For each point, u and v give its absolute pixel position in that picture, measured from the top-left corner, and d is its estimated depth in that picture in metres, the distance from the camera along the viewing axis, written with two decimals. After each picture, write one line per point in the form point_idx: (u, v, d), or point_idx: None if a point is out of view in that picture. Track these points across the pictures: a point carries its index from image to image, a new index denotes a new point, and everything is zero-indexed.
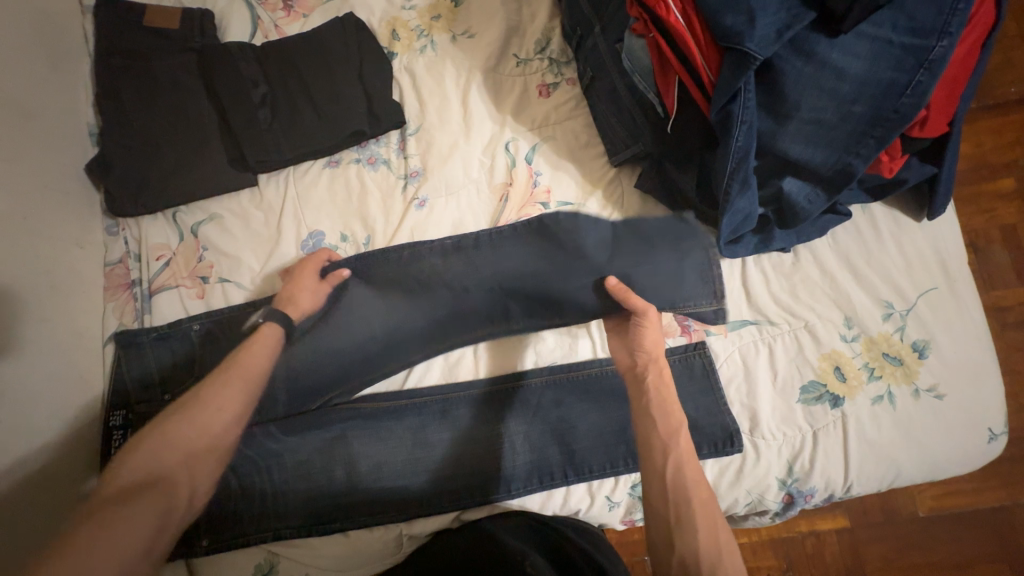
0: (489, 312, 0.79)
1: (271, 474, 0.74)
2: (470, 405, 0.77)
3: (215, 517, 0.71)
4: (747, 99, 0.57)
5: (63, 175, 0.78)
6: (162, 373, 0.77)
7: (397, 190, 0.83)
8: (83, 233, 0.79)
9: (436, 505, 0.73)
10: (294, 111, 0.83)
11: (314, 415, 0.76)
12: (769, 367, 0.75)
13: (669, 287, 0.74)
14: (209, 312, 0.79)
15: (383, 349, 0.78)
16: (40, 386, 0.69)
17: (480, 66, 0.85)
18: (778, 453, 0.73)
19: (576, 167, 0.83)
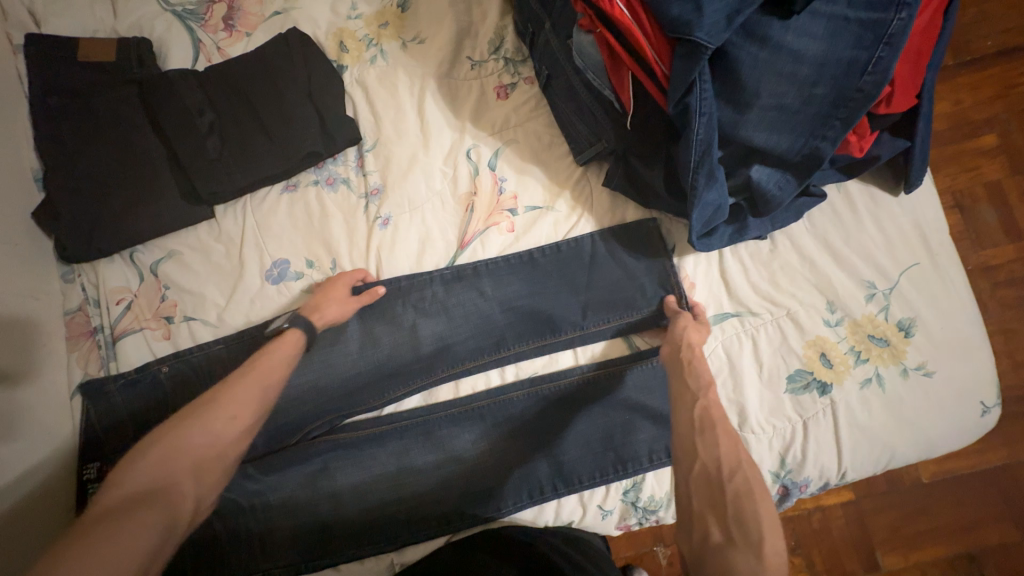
0: (464, 329, 0.77)
1: (254, 516, 0.72)
2: (455, 422, 0.76)
3: (203, 562, 0.70)
4: (703, 90, 0.55)
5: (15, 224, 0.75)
6: (134, 420, 0.75)
7: (359, 210, 0.80)
8: (42, 281, 0.77)
9: (427, 530, 0.72)
10: (244, 136, 0.79)
11: (294, 450, 0.74)
12: (754, 358, 0.73)
13: (635, 291, 0.77)
14: (177, 354, 0.77)
15: (358, 376, 0.76)
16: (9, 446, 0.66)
17: (434, 71, 0.81)
18: (768, 446, 0.71)
19: (541, 169, 0.80)
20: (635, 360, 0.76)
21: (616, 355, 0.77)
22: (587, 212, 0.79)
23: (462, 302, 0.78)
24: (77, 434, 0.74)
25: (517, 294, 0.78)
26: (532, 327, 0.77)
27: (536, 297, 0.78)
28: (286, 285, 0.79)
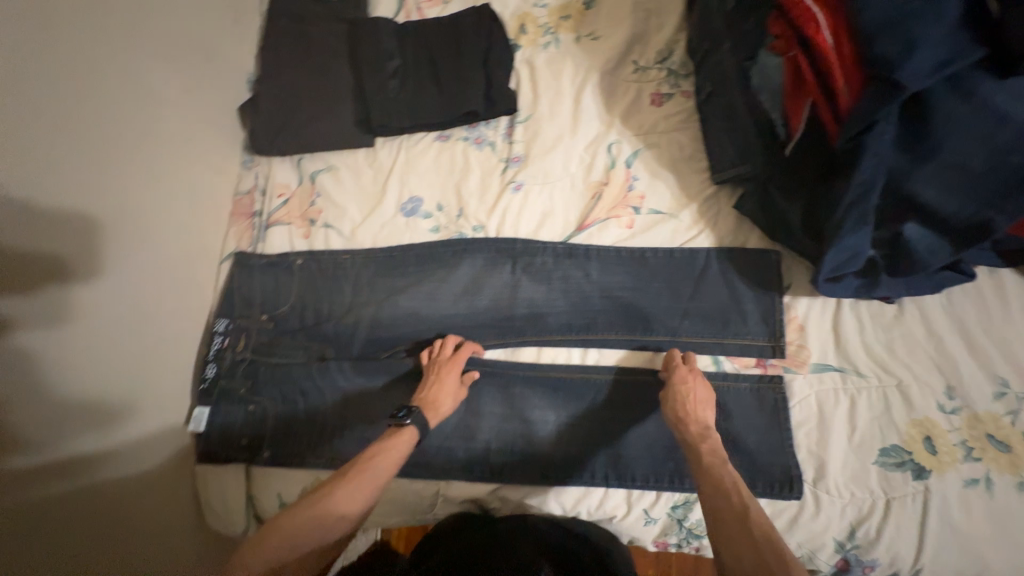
0: (566, 302, 0.81)
1: (336, 405, 0.80)
2: (528, 386, 0.79)
3: (280, 434, 0.80)
4: (883, 131, 0.55)
5: (155, 116, 0.77)
6: (264, 296, 0.86)
7: (497, 171, 0.87)
8: (171, 176, 0.80)
9: (478, 473, 0.76)
10: (419, 84, 0.90)
11: (379, 362, 0.81)
12: (847, 418, 0.70)
13: (734, 316, 0.77)
14: (312, 252, 0.88)
15: (459, 316, 0.82)
16: (172, 293, 0.79)
17: (600, 68, 0.87)
18: (841, 512, 0.68)
19: (674, 178, 0.82)
20: (722, 384, 0.75)
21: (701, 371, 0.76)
22: (708, 229, 0.80)
23: (567, 278, 0.82)
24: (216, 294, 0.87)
25: (621, 287, 0.80)
26: (624, 321, 0.79)
27: (638, 291, 0.80)
28: (414, 221, 0.88)
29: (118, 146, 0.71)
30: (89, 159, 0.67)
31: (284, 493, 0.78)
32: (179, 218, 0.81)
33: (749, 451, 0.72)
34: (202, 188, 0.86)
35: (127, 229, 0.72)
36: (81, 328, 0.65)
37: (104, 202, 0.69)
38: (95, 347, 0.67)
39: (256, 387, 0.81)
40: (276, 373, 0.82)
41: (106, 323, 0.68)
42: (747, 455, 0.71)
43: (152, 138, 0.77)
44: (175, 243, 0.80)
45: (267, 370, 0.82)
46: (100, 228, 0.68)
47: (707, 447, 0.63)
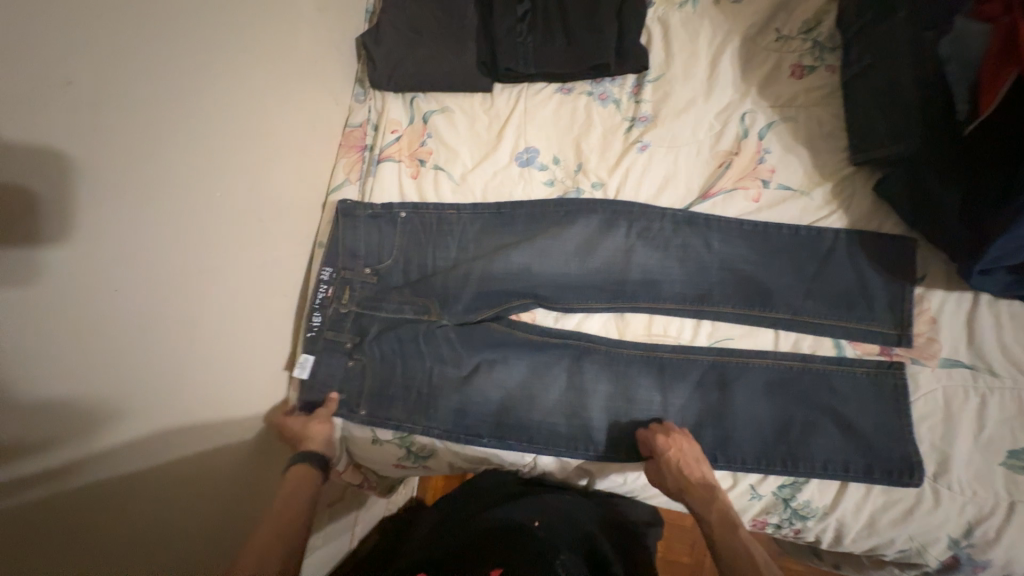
0: (680, 282, 0.79)
1: (441, 363, 0.80)
2: (631, 364, 0.78)
3: (378, 390, 0.79)
4: None
5: (199, 50, 0.62)
6: (367, 249, 0.84)
7: (621, 129, 0.85)
8: (220, 124, 0.66)
9: (582, 452, 0.76)
10: (547, 31, 0.87)
11: (481, 318, 0.82)
12: (976, 417, 0.68)
13: (852, 300, 0.74)
14: (416, 205, 0.85)
15: (570, 288, 0.81)
16: (277, 219, 0.78)
17: (741, 32, 0.84)
18: (960, 509, 0.66)
19: (810, 154, 0.79)
20: (842, 371, 0.73)
21: (809, 353, 0.75)
22: (842, 210, 0.77)
23: (685, 246, 0.80)
24: (320, 238, 0.87)
25: (738, 263, 0.78)
26: (738, 295, 0.77)
27: (760, 263, 0.77)
28: (530, 171, 0.85)
29: (154, 83, 0.56)
30: (113, 97, 0.52)
31: (379, 428, 0.79)
32: (292, 147, 0.80)
33: (866, 438, 0.70)
34: (254, 141, 0.72)
35: (161, 186, 0.58)
36: (89, 317, 0.51)
37: (132, 154, 0.54)
38: (116, 334, 0.54)
39: (361, 342, 0.81)
40: (382, 321, 0.82)
41: (128, 303, 0.55)
42: (865, 440, 0.70)
43: (196, 77, 0.62)
44: (218, 205, 0.66)
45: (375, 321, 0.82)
46: (125, 183, 0.53)
47: (718, 511, 0.64)
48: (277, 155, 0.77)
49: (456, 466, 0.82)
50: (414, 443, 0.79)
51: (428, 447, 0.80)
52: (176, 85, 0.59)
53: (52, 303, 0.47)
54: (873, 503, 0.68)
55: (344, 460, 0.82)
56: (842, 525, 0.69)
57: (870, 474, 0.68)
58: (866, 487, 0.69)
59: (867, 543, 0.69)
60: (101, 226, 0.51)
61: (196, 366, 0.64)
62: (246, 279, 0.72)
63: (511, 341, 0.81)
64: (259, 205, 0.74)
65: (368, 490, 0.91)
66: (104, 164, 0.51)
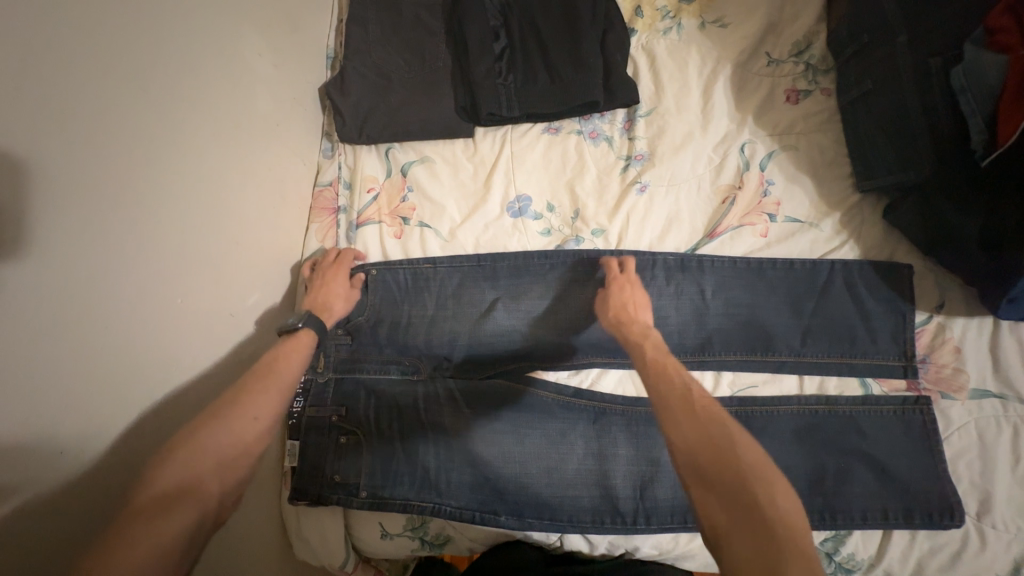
0: (682, 329, 0.75)
1: (442, 435, 0.72)
2: (640, 424, 0.74)
3: (375, 477, 0.71)
4: None
5: (145, 137, 0.52)
6: None
7: (616, 169, 0.80)
8: (172, 219, 0.56)
9: (609, 525, 0.70)
10: (529, 69, 0.80)
11: (480, 375, 0.76)
12: (1011, 449, 0.65)
13: (865, 338, 0.71)
14: (388, 262, 0.77)
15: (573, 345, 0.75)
16: (253, 307, 0.69)
17: (731, 59, 0.80)
18: (1006, 548, 0.64)
19: (814, 183, 0.76)
20: (866, 408, 0.70)
21: (834, 394, 0.71)
22: (853, 240, 0.74)
23: (681, 293, 0.75)
24: None
25: (740, 303, 0.74)
26: (745, 341, 0.73)
27: (764, 301, 0.74)
28: (523, 222, 0.79)
29: (87, 189, 0.46)
30: (38, 216, 0.42)
31: (388, 519, 0.73)
32: (262, 222, 0.72)
33: (903, 481, 0.66)
34: (214, 229, 0.63)
35: (113, 306, 0.49)
36: (20, 493, 0.41)
37: (63, 278, 0.44)
38: (52, 503, 0.44)
39: (349, 413, 0.72)
40: (379, 397, 0.74)
41: (68, 461, 0.45)
42: (902, 484, 0.66)
43: (141, 170, 0.52)
44: (175, 314, 0.56)
45: (365, 393, 0.74)
46: (69, 318, 0.45)
47: (650, 342, 0.58)
48: (245, 232, 0.68)
49: (473, 547, 0.75)
50: (428, 532, 0.73)
51: (444, 534, 0.73)
52: (116, 187, 0.49)
53: None
54: (919, 550, 0.66)
55: (351, 561, 0.74)
56: None
57: (911, 519, 0.65)
58: (910, 533, 0.66)
59: None
60: (25, 380, 0.41)
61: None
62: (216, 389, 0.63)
63: (512, 404, 0.74)
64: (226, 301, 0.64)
65: None
66: (24, 300, 0.41)
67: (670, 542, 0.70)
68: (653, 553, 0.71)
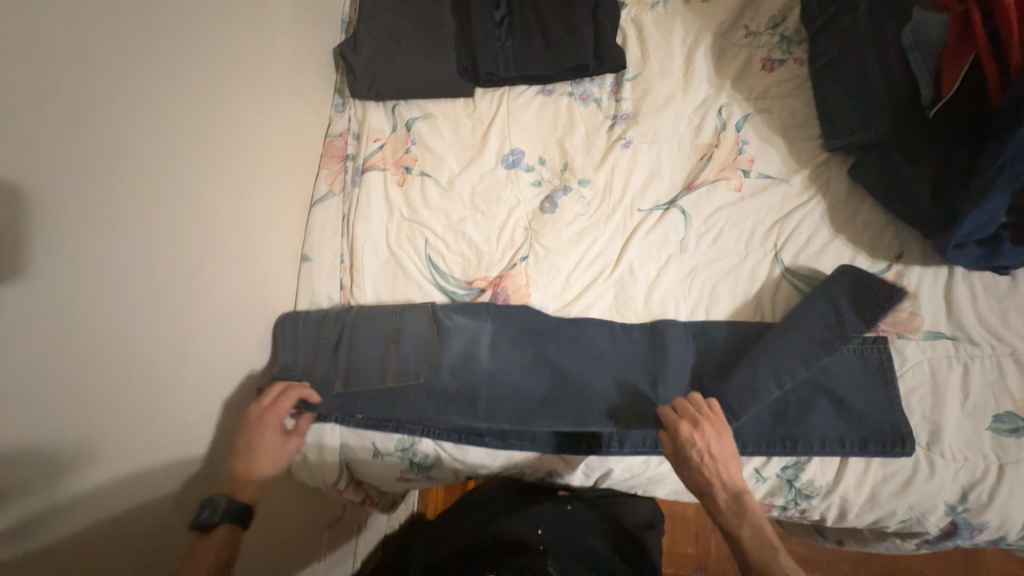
0: (658, 273, 0.80)
1: (441, 376, 0.75)
2: (620, 363, 0.76)
3: (371, 398, 0.76)
4: None
5: (164, 67, 0.61)
6: (308, 338, 0.79)
7: (604, 128, 0.86)
8: (190, 140, 0.65)
9: (585, 445, 0.75)
10: (525, 36, 0.89)
11: (468, 303, 0.80)
12: (960, 385, 0.70)
13: (826, 285, 0.74)
14: (348, 309, 0.80)
15: (560, 286, 0.80)
16: (262, 235, 0.78)
17: (712, 30, 0.87)
18: (954, 476, 0.68)
19: (786, 143, 0.82)
20: (834, 349, 0.72)
21: (803, 319, 0.73)
22: (821, 194, 0.80)
23: (661, 238, 0.81)
24: (304, 251, 0.86)
25: (713, 249, 0.80)
26: (718, 286, 0.79)
27: (736, 248, 0.80)
28: (516, 173, 0.86)
29: (117, 100, 0.55)
30: (79, 112, 0.51)
31: (379, 441, 0.76)
32: (273, 163, 0.80)
33: (857, 412, 0.71)
34: (230, 159, 0.72)
35: (136, 201, 0.57)
36: (57, 342, 0.49)
37: (99, 169, 0.53)
38: (82, 362, 0.52)
39: (354, 339, 0.77)
40: (375, 324, 0.78)
41: (100, 327, 0.53)
42: (857, 415, 0.71)
43: (161, 93, 0.61)
44: (191, 223, 0.65)
45: (367, 323, 0.78)
46: (98, 203, 0.53)
47: (750, 526, 0.63)
48: (261, 166, 0.78)
49: (460, 471, 0.80)
50: (416, 454, 0.77)
51: (431, 458, 0.77)
52: (142, 103, 0.58)
53: (23, 328, 0.46)
54: (872, 477, 0.70)
55: (343, 479, 0.79)
56: (845, 499, 0.71)
57: (864, 447, 0.70)
58: (865, 461, 0.71)
59: (870, 516, 0.71)
60: (61, 245, 0.50)
61: (174, 397, 0.63)
62: (227, 300, 0.72)
63: (500, 347, 0.77)
64: (238, 224, 0.74)
65: (370, 506, 0.89)
66: (63, 179, 0.50)
67: (640, 466, 0.75)
68: (625, 475, 0.76)
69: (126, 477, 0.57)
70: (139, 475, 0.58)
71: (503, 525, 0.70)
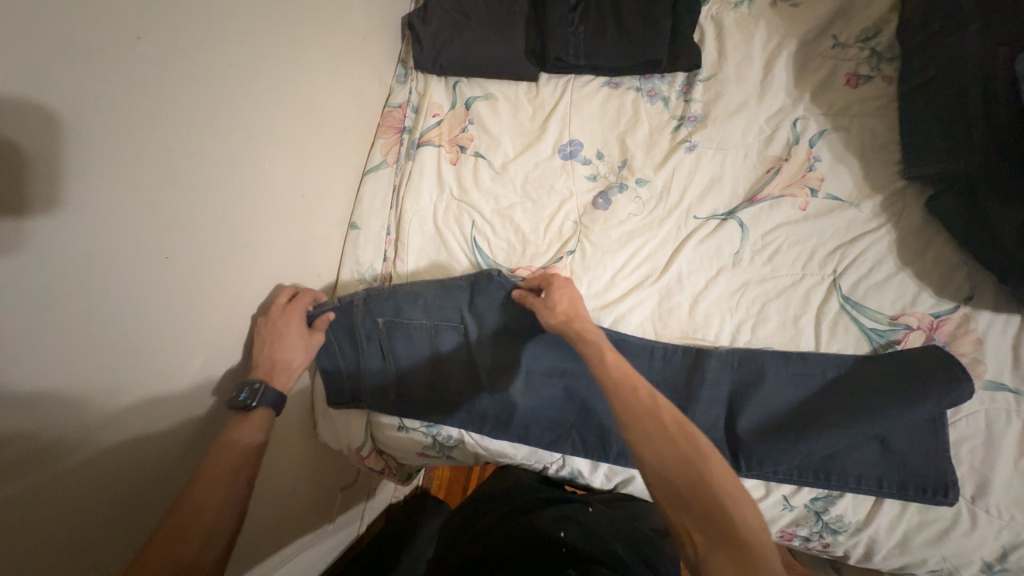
0: (705, 282, 0.78)
1: (479, 389, 0.76)
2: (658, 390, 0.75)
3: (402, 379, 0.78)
4: None
5: (244, 20, 0.61)
6: (338, 335, 0.76)
7: (668, 128, 0.83)
8: (260, 95, 0.66)
9: (611, 453, 0.74)
10: (599, 24, 0.86)
11: None
12: (1018, 442, 0.66)
13: (876, 320, 0.73)
14: (371, 297, 0.76)
15: (603, 285, 0.79)
16: (315, 197, 0.79)
17: (798, 36, 0.82)
18: (995, 533, 0.65)
19: (861, 165, 0.78)
20: (900, 398, 0.66)
21: (854, 358, 0.72)
22: (891, 223, 0.76)
23: (714, 248, 0.78)
24: (353, 219, 0.87)
25: (768, 267, 0.77)
26: (769, 305, 0.76)
27: (792, 269, 0.76)
28: (572, 164, 0.84)
29: (202, 50, 0.56)
30: (168, 56, 0.52)
31: (405, 416, 0.78)
32: (333, 128, 0.81)
33: (900, 455, 0.68)
34: (293, 119, 0.72)
35: (206, 151, 0.58)
36: (127, 279, 0.51)
37: (178, 116, 0.54)
38: (144, 305, 0.53)
39: (389, 325, 0.76)
40: (406, 318, 0.76)
41: (166, 270, 0.55)
42: (899, 458, 0.68)
43: (242, 47, 0.62)
44: (252, 178, 0.66)
45: (393, 316, 0.76)
46: (174, 148, 0.54)
47: (598, 342, 0.60)
48: (321, 131, 0.78)
49: (480, 457, 0.81)
50: (439, 433, 0.78)
51: (455, 439, 0.78)
52: (222, 56, 0.59)
53: (97, 262, 0.48)
54: (906, 521, 0.68)
55: (368, 446, 0.81)
56: (873, 540, 0.69)
57: (903, 491, 0.67)
58: (900, 504, 0.68)
59: (897, 560, 0.69)
60: (138, 185, 0.51)
61: (218, 346, 0.65)
62: (276, 257, 0.73)
63: (532, 384, 0.76)
64: (297, 184, 0.75)
65: (387, 476, 0.91)
66: (148, 120, 0.51)
67: None
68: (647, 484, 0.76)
69: (169, 418, 0.59)
70: (186, 413, 0.61)
71: (537, 526, 0.66)
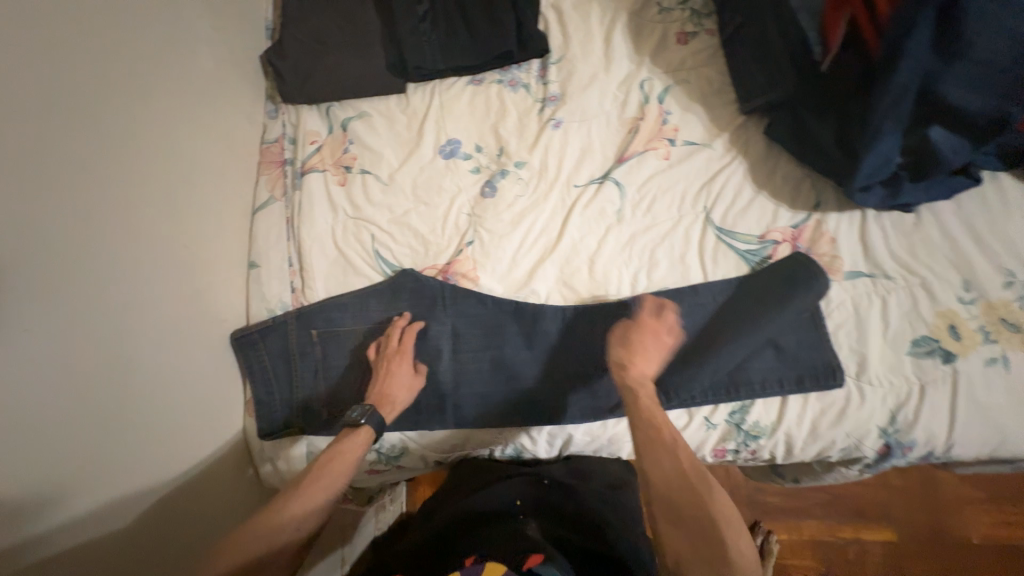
0: (597, 243, 0.83)
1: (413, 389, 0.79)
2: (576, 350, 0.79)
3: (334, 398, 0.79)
4: (916, 53, 0.64)
5: (79, 79, 0.61)
6: (271, 358, 0.80)
7: (534, 111, 0.89)
8: (116, 150, 0.65)
9: (544, 418, 0.78)
10: (450, 29, 0.91)
11: (425, 291, 0.82)
12: (880, 317, 0.76)
13: (747, 241, 0.81)
14: (299, 311, 0.81)
15: (506, 266, 0.83)
16: (205, 244, 0.78)
17: (627, 9, 0.91)
18: (882, 401, 0.74)
19: (705, 110, 0.86)
20: (777, 296, 0.75)
21: (739, 277, 0.79)
22: (741, 154, 0.85)
23: (597, 210, 0.84)
24: (251, 258, 0.86)
25: (648, 216, 0.84)
26: (656, 250, 0.82)
27: (669, 213, 0.83)
28: (455, 162, 0.88)
29: (27, 117, 0.55)
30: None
31: None
32: (210, 173, 0.81)
33: (792, 352, 0.76)
34: (162, 170, 0.72)
35: (60, 215, 0.57)
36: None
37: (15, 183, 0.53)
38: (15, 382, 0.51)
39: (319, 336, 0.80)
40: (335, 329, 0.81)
41: (38, 343, 0.53)
42: (792, 356, 0.76)
43: (82, 106, 0.61)
44: (124, 235, 0.65)
45: (319, 331, 0.81)
46: (18, 217, 0.53)
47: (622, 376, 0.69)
48: (196, 177, 0.78)
49: (428, 458, 0.82)
50: (383, 444, 0.79)
51: (399, 445, 0.80)
52: (57, 120, 0.58)
53: None
54: (812, 411, 0.76)
55: None
56: (790, 435, 0.76)
57: (801, 383, 0.75)
58: (803, 397, 0.76)
59: (814, 448, 0.76)
60: None
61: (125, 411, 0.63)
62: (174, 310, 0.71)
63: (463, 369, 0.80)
64: (180, 234, 0.74)
65: (344, 502, 0.90)
66: None
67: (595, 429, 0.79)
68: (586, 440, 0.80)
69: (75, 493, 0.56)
70: (97, 488, 0.59)
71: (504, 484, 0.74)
